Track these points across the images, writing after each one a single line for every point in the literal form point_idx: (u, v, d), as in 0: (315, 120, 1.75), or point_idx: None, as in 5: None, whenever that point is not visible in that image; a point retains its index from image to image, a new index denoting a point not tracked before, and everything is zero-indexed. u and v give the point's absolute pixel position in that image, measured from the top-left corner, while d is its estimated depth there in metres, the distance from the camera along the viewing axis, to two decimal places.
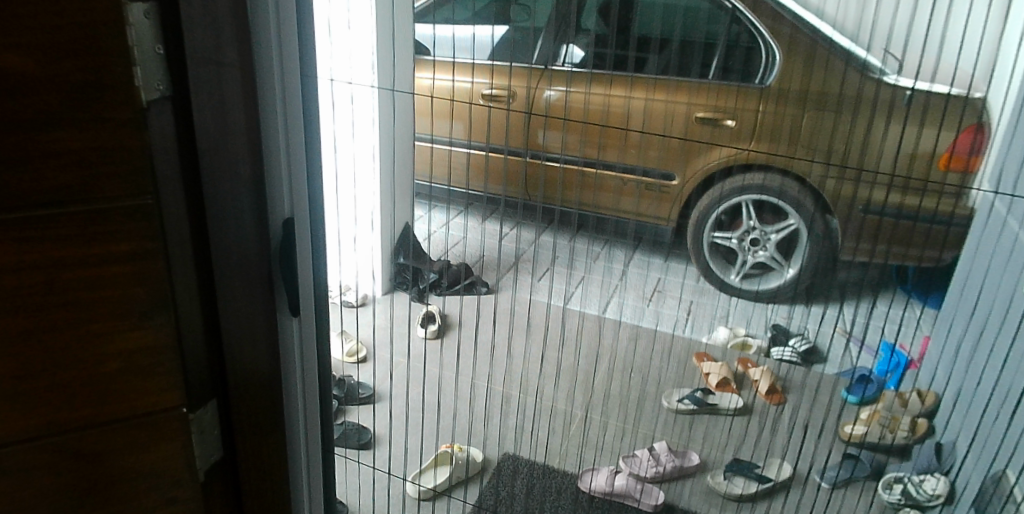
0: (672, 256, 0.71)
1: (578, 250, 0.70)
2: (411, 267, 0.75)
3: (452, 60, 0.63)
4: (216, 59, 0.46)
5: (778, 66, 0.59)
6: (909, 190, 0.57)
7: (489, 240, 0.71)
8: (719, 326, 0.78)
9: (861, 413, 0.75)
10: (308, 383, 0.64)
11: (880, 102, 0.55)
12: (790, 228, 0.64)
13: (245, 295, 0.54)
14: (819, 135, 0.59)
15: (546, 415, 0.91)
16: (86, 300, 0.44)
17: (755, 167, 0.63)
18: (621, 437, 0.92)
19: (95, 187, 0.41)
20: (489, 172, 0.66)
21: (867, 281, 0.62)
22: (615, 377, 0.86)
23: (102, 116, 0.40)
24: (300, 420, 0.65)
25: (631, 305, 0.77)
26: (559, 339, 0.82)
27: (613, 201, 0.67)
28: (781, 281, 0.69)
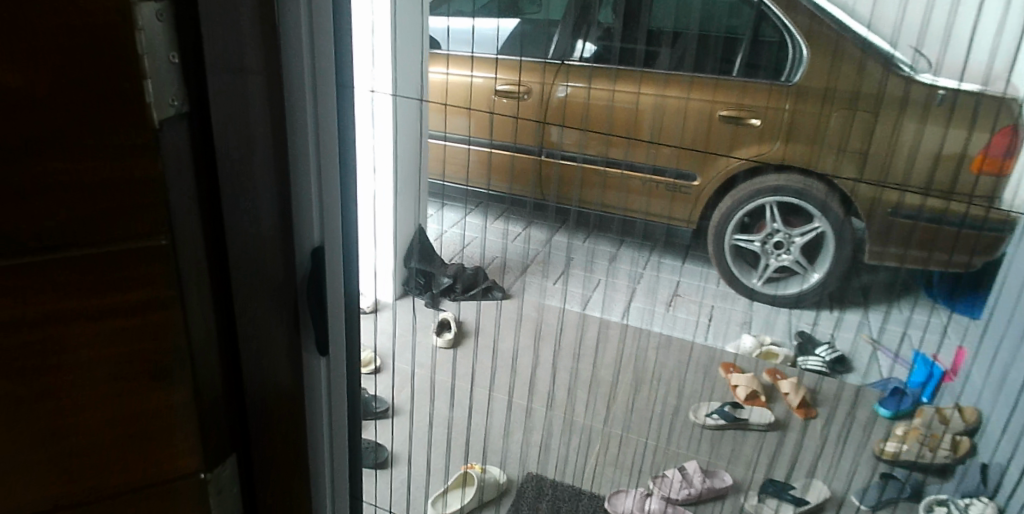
0: (691, 256, 0.68)
1: (595, 251, 0.68)
2: (422, 271, 0.72)
3: (472, 55, 0.62)
4: (238, 65, 0.39)
5: (806, 62, 0.57)
6: (932, 193, 0.56)
7: (505, 241, 0.69)
8: (743, 334, 0.75)
9: (896, 429, 0.72)
10: (332, 411, 0.61)
11: (912, 101, 0.53)
12: (817, 231, 0.62)
13: (272, 319, 0.47)
14: (851, 134, 0.57)
15: (570, 433, 0.86)
16: (96, 375, 0.34)
17: (794, 168, 0.60)
18: (649, 454, 0.88)
19: (107, 225, 0.31)
20: (509, 172, 0.65)
21: (895, 281, 0.61)
22: (639, 389, 0.82)
23: (112, 143, 0.30)
24: (325, 451, 0.61)
25: (652, 309, 0.74)
26: (579, 348, 0.77)
27: (641, 202, 0.65)
28: (804, 286, 0.67)
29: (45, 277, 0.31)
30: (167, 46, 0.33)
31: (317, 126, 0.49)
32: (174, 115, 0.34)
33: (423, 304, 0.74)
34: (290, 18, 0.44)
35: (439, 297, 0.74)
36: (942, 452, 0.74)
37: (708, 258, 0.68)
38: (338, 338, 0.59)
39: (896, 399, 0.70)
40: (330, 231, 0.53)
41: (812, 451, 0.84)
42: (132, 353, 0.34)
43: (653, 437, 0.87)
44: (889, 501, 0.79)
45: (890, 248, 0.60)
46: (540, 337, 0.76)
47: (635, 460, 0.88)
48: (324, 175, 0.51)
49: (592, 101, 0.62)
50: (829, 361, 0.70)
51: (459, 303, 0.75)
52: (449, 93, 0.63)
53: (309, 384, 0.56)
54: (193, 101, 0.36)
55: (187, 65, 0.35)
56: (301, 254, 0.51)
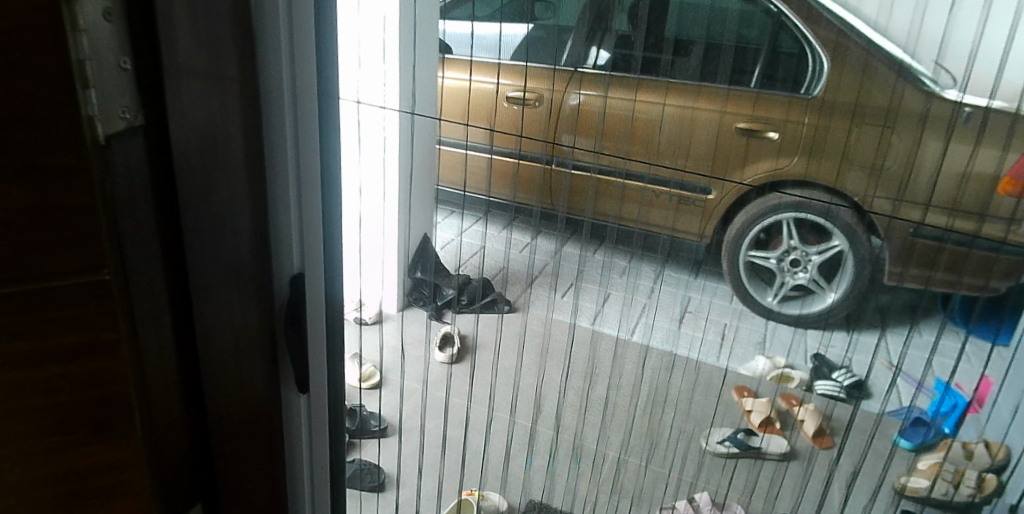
0: (702, 272, 0.65)
1: (601, 263, 0.65)
2: (430, 282, 0.70)
3: (470, 59, 0.60)
4: (217, 74, 0.43)
5: (827, 74, 0.53)
6: (959, 212, 0.51)
7: (510, 249, 0.66)
8: (757, 356, 0.72)
9: (920, 464, 0.66)
10: (314, 448, 0.61)
11: (933, 118, 0.50)
12: (835, 250, 0.60)
13: (238, 359, 0.51)
14: (865, 150, 0.54)
15: (572, 458, 0.82)
16: (51, 422, 0.34)
17: (811, 184, 0.57)
18: (659, 483, 0.84)
19: (35, 261, 0.31)
20: (516, 178, 0.63)
21: (909, 305, 0.58)
22: (649, 412, 0.78)
23: (36, 164, 0.30)
24: (306, 489, 0.61)
25: (662, 327, 0.70)
26: (586, 372, 0.74)
27: (653, 214, 0.63)
28: (825, 305, 0.64)
29: (25, 317, 0.31)
30: (118, 51, 0.34)
31: (297, 140, 0.49)
32: (124, 128, 0.36)
33: (427, 316, 0.71)
34: (265, 17, 0.45)
35: (444, 309, 0.71)
36: (965, 490, 0.65)
37: (720, 273, 0.65)
38: (320, 373, 0.59)
39: (915, 429, 0.64)
40: (311, 254, 0.54)
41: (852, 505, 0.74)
42: (108, 394, 0.35)
43: (663, 466, 0.83)
44: None
45: (937, 275, 0.55)
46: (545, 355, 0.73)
47: (645, 492, 0.84)
48: (306, 195, 0.51)
49: (597, 112, 0.60)
50: (846, 385, 0.67)
51: (463, 316, 0.71)
52: (451, 98, 0.61)
53: (286, 422, 0.57)
54: (151, 118, 0.39)
55: (141, 69, 0.37)
56: (279, 280, 0.52)
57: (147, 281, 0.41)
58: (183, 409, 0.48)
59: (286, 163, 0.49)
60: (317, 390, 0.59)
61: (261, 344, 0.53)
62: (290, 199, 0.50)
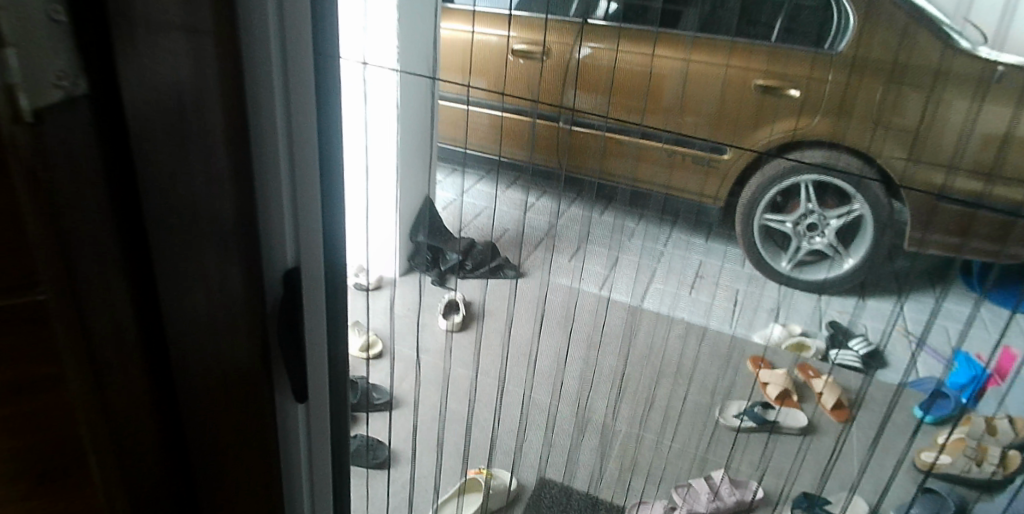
0: (714, 235, 0.62)
1: (609, 225, 0.63)
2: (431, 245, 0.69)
3: (511, 12, 0.56)
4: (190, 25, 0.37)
5: (852, 31, 0.51)
6: (998, 181, 0.47)
7: (513, 212, 0.64)
8: (771, 323, 0.67)
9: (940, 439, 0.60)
10: (313, 439, 0.62)
11: (966, 78, 0.47)
12: (854, 214, 0.55)
13: (226, 353, 0.47)
14: (900, 110, 0.50)
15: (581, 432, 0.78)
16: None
17: (813, 142, 0.54)
18: (674, 456, 0.85)
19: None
20: (514, 134, 0.60)
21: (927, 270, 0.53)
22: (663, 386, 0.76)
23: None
24: (305, 485, 0.62)
25: (670, 293, 0.67)
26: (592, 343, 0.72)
27: (655, 173, 0.60)
28: (837, 271, 0.59)
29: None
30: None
31: (286, 94, 0.47)
32: (63, 100, 0.30)
33: (430, 280, 0.70)
34: None
35: (447, 274, 0.70)
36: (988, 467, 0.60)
37: (731, 236, 0.61)
38: (318, 368, 0.60)
39: (933, 402, 0.58)
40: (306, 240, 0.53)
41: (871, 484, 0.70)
42: (49, 405, 0.31)
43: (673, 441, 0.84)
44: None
45: (973, 244, 0.49)
46: (555, 321, 0.70)
47: (649, 464, 0.85)
48: (298, 180, 0.51)
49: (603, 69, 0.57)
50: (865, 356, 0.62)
51: (467, 282, 0.70)
52: (463, 52, 0.58)
53: (284, 426, 0.56)
54: (98, 73, 0.32)
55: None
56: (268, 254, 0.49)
57: (97, 273, 0.34)
58: (158, 424, 0.41)
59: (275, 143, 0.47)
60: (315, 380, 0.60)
61: (249, 335, 0.48)
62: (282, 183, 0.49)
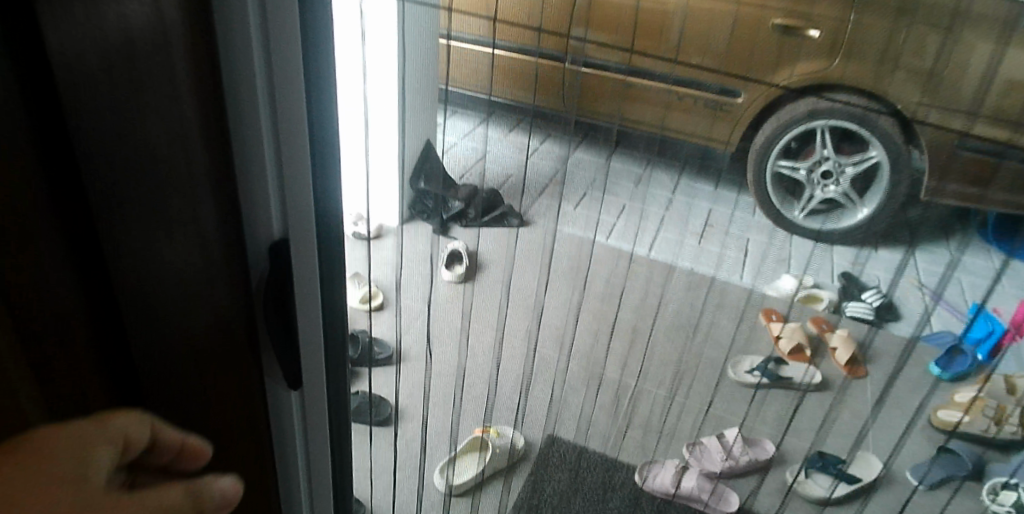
0: (722, 182, 0.60)
1: (615, 172, 0.59)
2: (434, 192, 0.57)
3: None
4: None
5: None
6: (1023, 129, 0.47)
7: (518, 156, 0.56)
8: (783, 275, 0.65)
9: (959, 396, 0.63)
10: (310, 435, 0.55)
11: (999, 21, 0.45)
12: (870, 160, 0.54)
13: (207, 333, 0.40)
14: (920, 52, 0.49)
15: (580, 389, 0.81)
16: None
17: (840, 86, 0.51)
18: (679, 415, 0.85)
19: None
20: (518, 75, 0.52)
21: (937, 217, 0.53)
22: (664, 339, 0.78)
23: None
24: (302, 482, 0.56)
25: (679, 241, 0.66)
26: (601, 293, 0.72)
27: (662, 116, 0.56)
28: (853, 220, 0.57)
29: None
30: None
31: (263, 25, 0.35)
32: None
33: (431, 230, 0.58)
34: None
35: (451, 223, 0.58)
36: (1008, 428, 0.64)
37: (740, 181, 0.59)
38: (315, 363, 0.51)
39: (948, 358, 0.59)
40: (297, 217, 0.43)
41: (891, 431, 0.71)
42: None
43: (676, 397, 0.84)
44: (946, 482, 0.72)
45: (990, 192, 0.50)
46: (561, 274, 0.68)
47: (656, 421, 0.86)
48: (286, 146, 0.40)
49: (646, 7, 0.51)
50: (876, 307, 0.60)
51: (475, 233, 0.60)
52: None
53: (274, 421, 0.50)
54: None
55: None
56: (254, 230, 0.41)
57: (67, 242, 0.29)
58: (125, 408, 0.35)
59: (253, 93, 0.37)
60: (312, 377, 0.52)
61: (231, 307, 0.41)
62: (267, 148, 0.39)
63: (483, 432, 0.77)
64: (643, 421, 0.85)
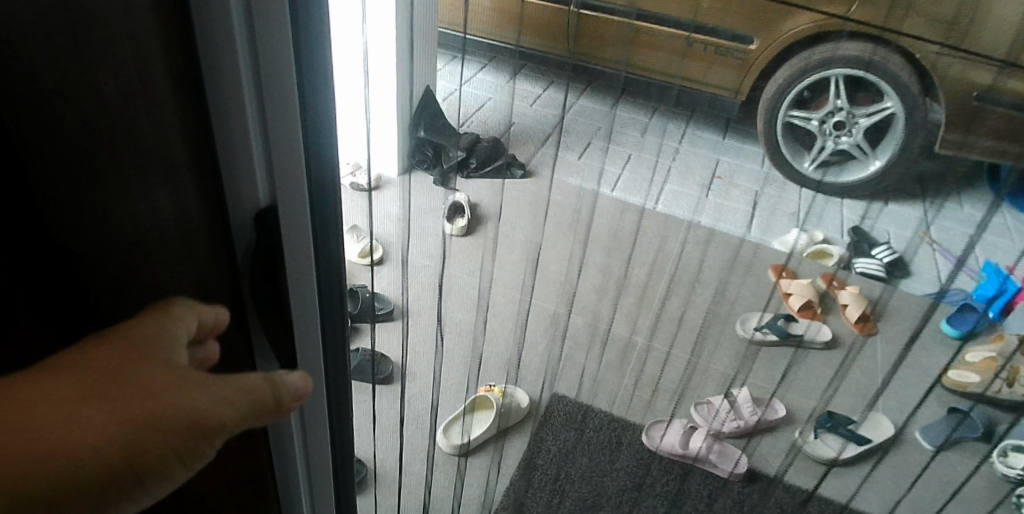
0: (731, 133, 0.57)
1: (622, 121, 0.58)
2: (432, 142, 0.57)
3: None
4: None
5: None
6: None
7: (518, 103, 0.55)
8: (793, 229, 0.63)
9: (974, 357, 0.63)
10: (305, 401, 0.53)
11: None
12: (885, 112, 0.52)
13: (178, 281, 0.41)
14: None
15: (599, 344, 0.82)
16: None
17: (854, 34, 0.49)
18: (692, 374, 0.84)
19: None
20: (524, 21, 0.51)
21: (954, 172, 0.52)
22: (677, 293, 0.76)
23: None
24: (297, 448, 0.56)
25: (687, 194, 0.64)
26: (612, 243, 0.70)
27: (673, 64, 0.54)
28: (864, 174, 0.56)
29: None
30: None
31: None
32: None
33: (431, 181, 0.59)
34: None
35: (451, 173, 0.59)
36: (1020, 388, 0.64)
37: (750, 131, 0.57)
38: (311, 329, 0.49)
39: (962, 317, 0.60)
40: (286, 181, 0.40)
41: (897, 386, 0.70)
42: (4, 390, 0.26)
43: (693, 355, 0.82)
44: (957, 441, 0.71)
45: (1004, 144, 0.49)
46: (568, 226, 0.67)
47: (673, 378, 0.86)
48: (270, 107, 0.37)
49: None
50: (886, 264, 0.60)
51: (472, 181, 0.60)
52: None
53: None
54: None
55: None
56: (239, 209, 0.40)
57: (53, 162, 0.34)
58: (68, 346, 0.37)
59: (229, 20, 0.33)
60: (309, 341, 0.50)
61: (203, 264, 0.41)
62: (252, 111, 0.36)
63: (489, 390, 0.84)
64: (657, 377, 0.87)
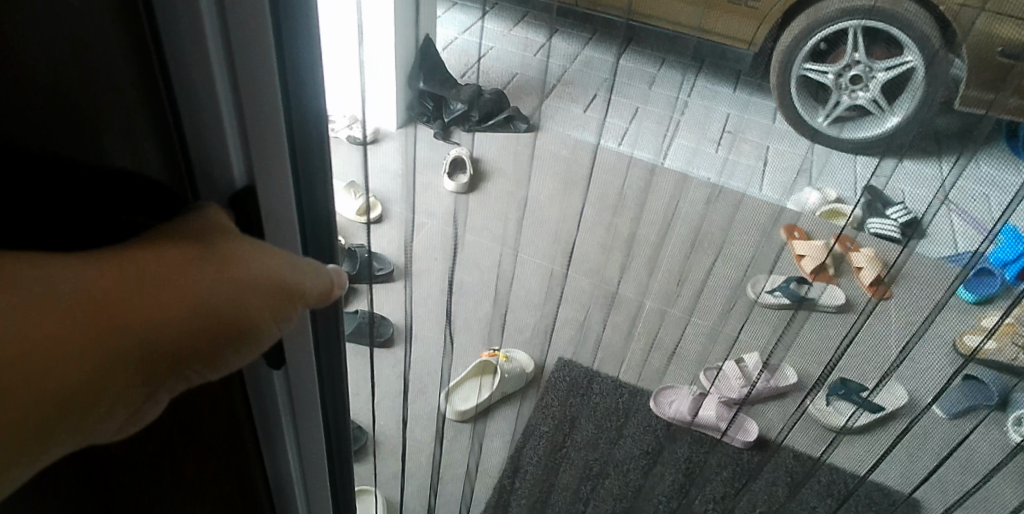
0: (742, 84, 0.55)
1: (629, 72, 0.56)
2: (434, 95, 0.58)
3: None
4: None
5: None
6: None
7: (521, 53, 0.55)
8: (804, 187, 0.60)
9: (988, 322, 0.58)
10: None
11: None
12: (905, 66, 0.48)
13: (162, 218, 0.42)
14: None
15: (603, 304, 0.84)
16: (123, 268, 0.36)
17: None
18: (713, 339, 0.81)
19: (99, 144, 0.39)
20: None
21: (969, 130, 0.48)
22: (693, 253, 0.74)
23: None
24: (282, 401, 0.60)
25: (696, 150, 0.62)
26: (615, 204, 0.69)
27: (679, 11, 0.52)
28: (879, 131, 0.52)
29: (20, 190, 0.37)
30: None
31: None
32: None
33: (433, 133, 0.60)
34: None
35: (452, 125, 0.60)
36: None
37: (762, 84, 0.54)
38: None
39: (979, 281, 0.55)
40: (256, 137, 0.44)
41: (919, 359, 0.65)
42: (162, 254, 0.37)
43: (710, 322, 0.80)
44: (966, 412, 0.65)
45: None
46: (571, 186, 0.66)
47: (699, 347, 0.83)
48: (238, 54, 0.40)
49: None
50: (900, 225, 0.56)
51: (473, 135, 0.60)
52: None
53: None
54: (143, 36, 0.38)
55: None
56: (228, 170, 0.44)
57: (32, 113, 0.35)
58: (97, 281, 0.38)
59: None
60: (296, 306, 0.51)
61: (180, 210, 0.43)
62: (220, 86, 0.41)
63: (493, 356, 0.90)
64: (662, 343, 0.86)
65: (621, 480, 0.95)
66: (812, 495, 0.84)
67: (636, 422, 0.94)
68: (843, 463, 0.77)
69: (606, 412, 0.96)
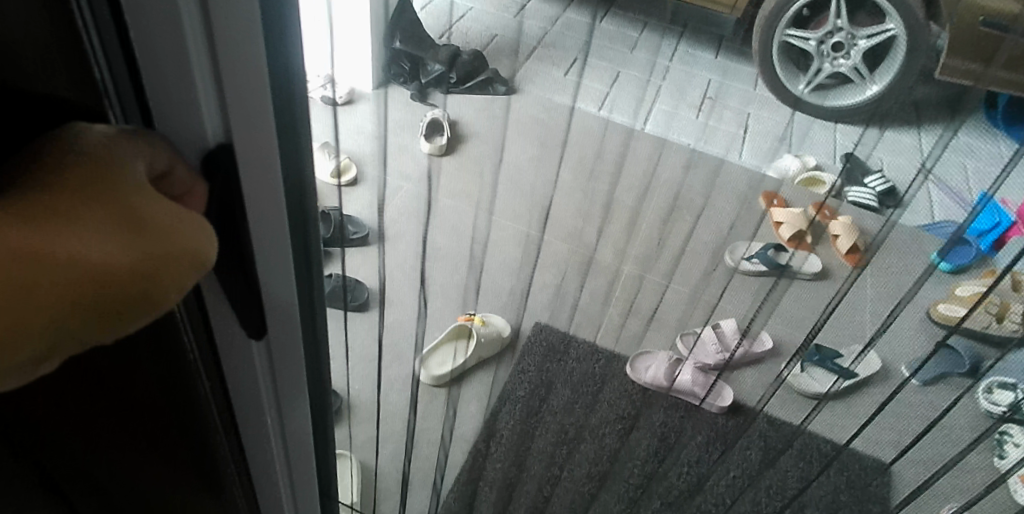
0: (724, 50, 0.55)
1: (612, 36, 0.55)
2: (410, 56, 0.57)
3: None
4: None
5: None
6: None
7: (498, 13, 0.56)
8: (785, 152, 0.59)
9: (960, 290, 0.58)
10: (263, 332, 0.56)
11: None
12: (886, 35, 0.47)
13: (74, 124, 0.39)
14: None
15: (588, 274, 0.85)
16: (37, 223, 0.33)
17: None
18: (693, 303, 0.84)
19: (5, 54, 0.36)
20: None
21: (949, 101, 0.48)
22: (668, 228, 0.76)
23: None
24: (264, 385, 0.62)
25: (679, 115, 0.62)
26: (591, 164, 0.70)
27: None
28: (857, 100, 0.51)
29: None
30: None
31: None
32: None
33: (409, 95, 0.59)
34: None
35: (429, 87, 0.59)
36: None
37: (746, 50, 0.54)
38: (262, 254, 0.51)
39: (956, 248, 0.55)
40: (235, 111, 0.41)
41: (891, 326, 0.67)
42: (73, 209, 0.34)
43: (687, 286, 0.82)
44: (937, 378, 0.66)
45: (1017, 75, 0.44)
46: (551, 152, 0.69)
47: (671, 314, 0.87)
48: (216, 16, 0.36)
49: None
50: (878, 193, 0.55)
51: (451, 97, 0.60)
52: None
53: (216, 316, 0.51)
54: None
55: None
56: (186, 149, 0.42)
57: None
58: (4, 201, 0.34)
59: None
60: (272, 277, 0.53)
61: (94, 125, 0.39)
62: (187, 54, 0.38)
63: (469, 319, 0.92)
64: (638, 309, 0.88)
65: (604, 452, 0.94)
66: (790, 463, 0.86)
67: (609, 389, 0.94)
68: (824, 429, 0.80)
69: (583, 376, 0.98)
